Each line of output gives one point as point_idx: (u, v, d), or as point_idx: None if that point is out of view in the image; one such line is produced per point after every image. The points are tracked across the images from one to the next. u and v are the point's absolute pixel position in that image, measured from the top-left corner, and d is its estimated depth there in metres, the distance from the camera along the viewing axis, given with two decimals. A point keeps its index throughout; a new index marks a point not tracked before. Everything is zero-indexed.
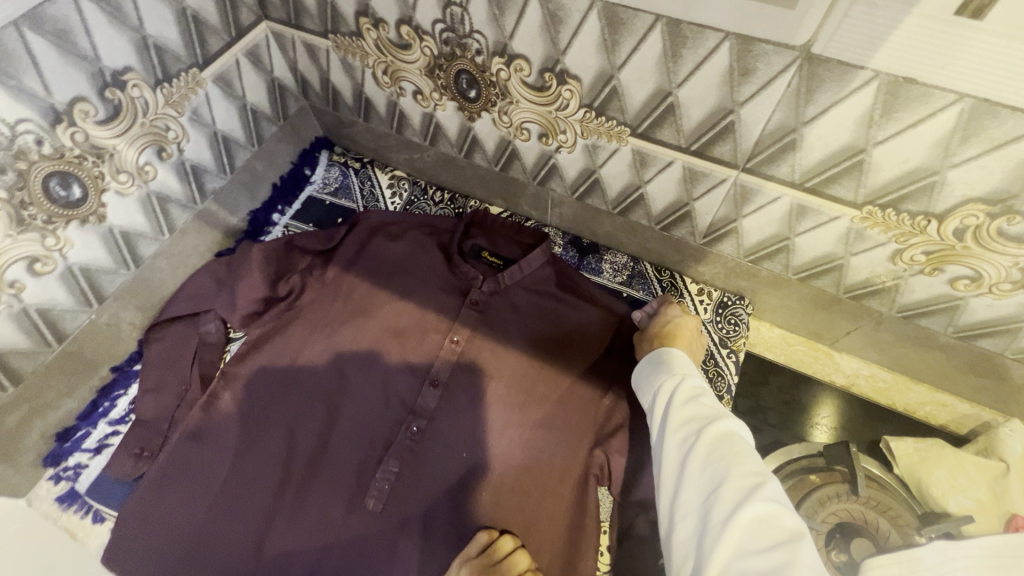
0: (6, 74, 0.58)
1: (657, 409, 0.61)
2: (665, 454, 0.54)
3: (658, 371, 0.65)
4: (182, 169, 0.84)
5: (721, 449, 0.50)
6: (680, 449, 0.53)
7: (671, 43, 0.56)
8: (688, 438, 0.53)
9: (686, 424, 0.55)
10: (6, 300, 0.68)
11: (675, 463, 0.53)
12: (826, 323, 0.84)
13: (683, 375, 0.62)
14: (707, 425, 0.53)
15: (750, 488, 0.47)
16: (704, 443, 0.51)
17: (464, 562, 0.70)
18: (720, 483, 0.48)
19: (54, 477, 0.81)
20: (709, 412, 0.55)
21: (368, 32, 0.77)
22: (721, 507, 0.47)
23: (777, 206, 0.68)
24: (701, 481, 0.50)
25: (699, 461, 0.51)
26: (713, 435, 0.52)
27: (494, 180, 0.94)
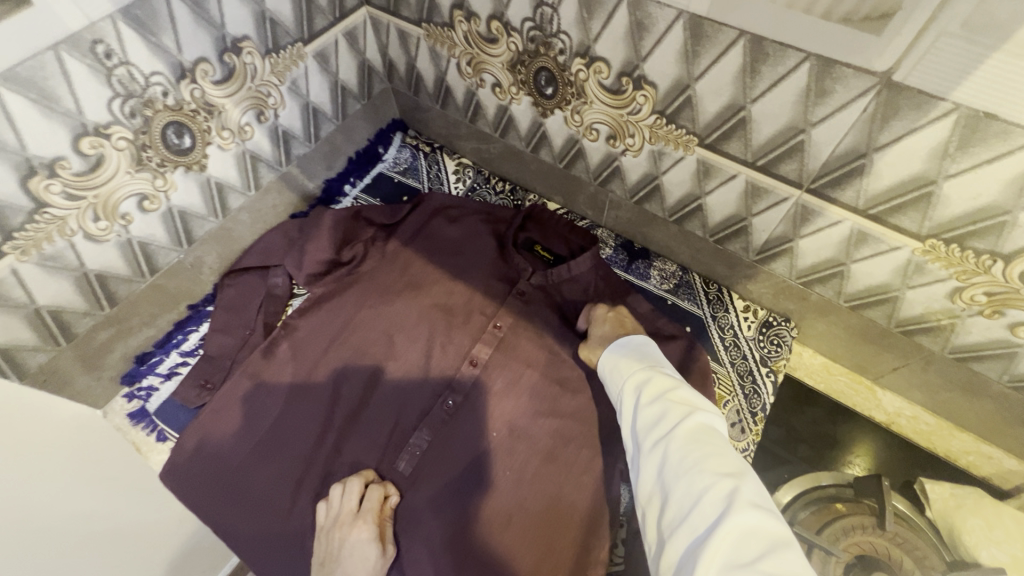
0: (150, 31, 0.67)
1: (630, 408, 0.64)
2: (644, 463, 0.57)
3: (624, 368, 0.68)
4: (275, 133, 0.91)
5: (701, 453, 0.53)
6: (658, 453, 0.56)
7: (751, 59, 0.58)
8: (667, 441, 0.56)
9: (659, 430, 0.58)
10: (117, 230, 0.76)
11: (656, 473, 0.55)
12: (872, 356, 0.83)
13: (650, 371, 0.65)
14: (681, 431, 0.56)
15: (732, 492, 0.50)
16: (679, 452, 0.54)
17: (353, 516, 0.73)
18: (704, 489, 0.50)
19: (129, 395, 0.89)
20: (682, 413, 0.58)
21: (460, 24, 0.82)
22: (707, 515, 0.49)
23: (837, 230, 0.68)
24: (685, 487, 0.52)
25: (680, 467, 0.53)
26: (691, 439, 0.55)
27: (555, 177, 0.98)
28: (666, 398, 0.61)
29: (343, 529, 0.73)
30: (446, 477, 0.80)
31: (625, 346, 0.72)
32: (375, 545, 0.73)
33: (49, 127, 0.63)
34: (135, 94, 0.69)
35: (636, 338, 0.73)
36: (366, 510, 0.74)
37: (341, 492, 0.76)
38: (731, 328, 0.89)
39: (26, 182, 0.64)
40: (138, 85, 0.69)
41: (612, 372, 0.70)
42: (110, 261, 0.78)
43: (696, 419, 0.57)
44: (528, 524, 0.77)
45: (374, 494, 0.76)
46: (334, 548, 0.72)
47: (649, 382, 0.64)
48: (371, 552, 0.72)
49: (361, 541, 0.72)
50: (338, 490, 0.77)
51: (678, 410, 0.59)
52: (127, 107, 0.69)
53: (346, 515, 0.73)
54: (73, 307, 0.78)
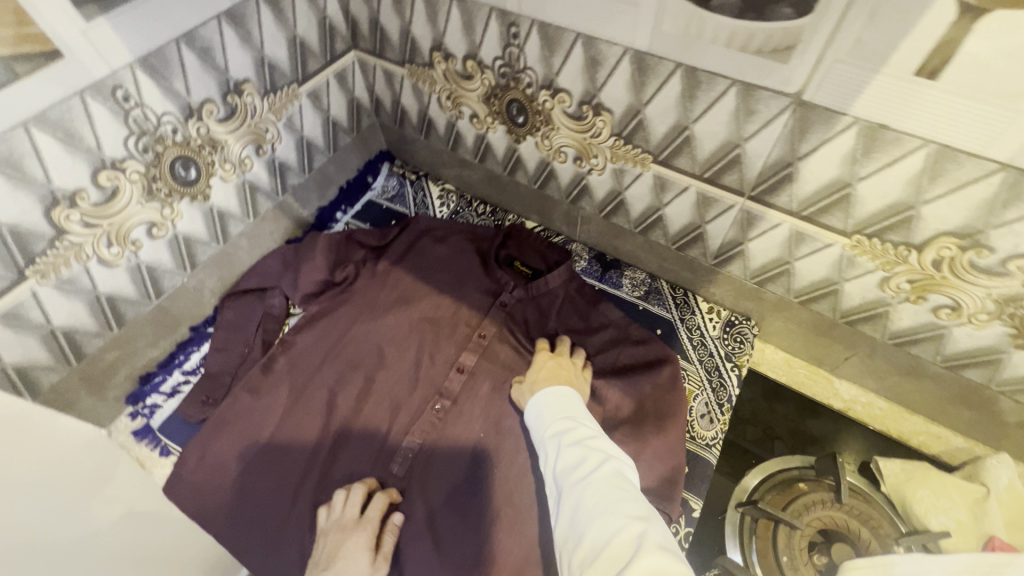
0: (163, 76, 0.75)
1: (554, 458, 0.69)
2: (565, 508, 0.61)
3: (551, 422, 0.73)
4: (272, 165, 1.00)
5: (612, 498, 0.57)
6: (576, 500, 0.60)
7: (688, 86, 0.68)
8: (584, 490, 0.60)
9: (576, 477, 0.63)
10: (128, 255, 0.83)
11: (572, 517, 0.59)
12: (825, 348, 0.91)
13: (572, 423, 0.72)
14: (595, 474, 0.61)
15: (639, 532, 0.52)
16: (591, 495, 0.58)
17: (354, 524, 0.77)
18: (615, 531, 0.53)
19: (133, 414, 0.93)
20: (598, 457, 0.64)
21: (439, 63, 0.92)
22: (616, 555, 0.51)
23: (779, 231, 0.77)
24: (596, 528, 0.55)
25: (591, 509, 0.57)
26: (603, 486, 0.59)
27: (531, 197, 1.07)
28: (585, 445, 0.67)
29: (343, 534, 0.76)
30: (438, 477, 0.85)
31: (552, 399, 0.77)
32: (369, 554, 0.75)
33: (72, 162, 0.70)
34: (148, 131, 0.77)
35: (559, 390, 0.78)
36: (367, 521, 0.78)
37: (342, 500, 0.81)
38: (698, 328, 0.97)
39: (50, 212, 0.71)
40: (151, 123, 0.77)
41: (541, 428, 0.75)
42: (120, 284, 0.84)
43: (610, 466, 0.62)
44: (518, 518, 0.81)
45: (377, 502, 0.80)
46: (330, 552, 0.76)
47: (571, 432, 0.70)
48: (366, 559, 0.75)
49: (358, 548, 0.75)
50: (341, 495, 0.81)
51: (594, 456, 0.64)
52: (141, 143, 0.77)
53: (348, 521, 0.78)
54: (85, 328, 0.83)
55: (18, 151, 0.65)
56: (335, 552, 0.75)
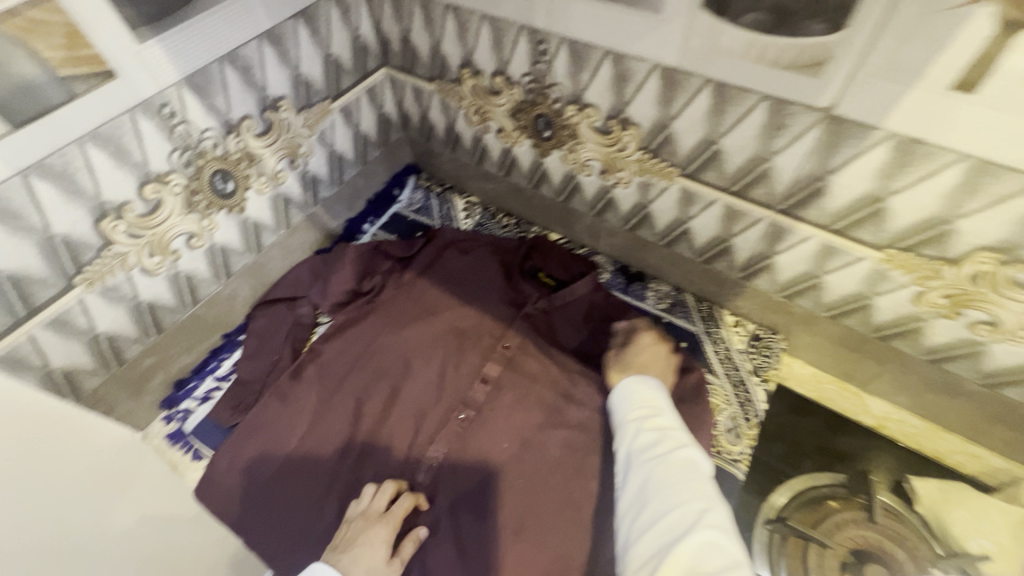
0: (206, 93, 0.78)
1: (628, 432, 0.71)
2: (631, 478, 0.64)
3: (634, 397, 0.74)
4: (304, 178, 1.03)
5: (678, 476, 0.60)
6: (644, 474, 0.63)
7: (717, 101, 0.68)
8: (652, 464, 0.63)
9: (649, 454, 0.65)
10: (168, 265, 0.86)
11: (638, 487, 0.62)
12: (855, 364, 0.89)
13: (652, 404, 0.72)
14: (670, 457, 0.63)
15: (700, 515, 0.56)
16: (663, 474, 0.61)
17: (376, 516, 0.78)
18: (678, 506, 0.57)
19: (167, 418, 0.96)
20: (675, 442, 0.65)
21: (468, 79, 0.94)
22: (674, 528, 0.56)
23: (808, 245, 0.77)
24: (661, 502, 0.59)
25: (660, 486, 0.60)
26: (672, 464, 0.62)
27: (555, 210, 1.08)
28: (663, 428, 0.68)
29: (367, 522, 0.78)
30: (463, 487, 0.85)
31: (640, 382, 0.77)
32: (387, 548, 0.75)
33: (121, 175, 0.74)
34: (191, 146, 0.80)
35: (648, 382, 0.76)
36: (391, 517, 0.78)
37: (373, 493, 0.81)
38: (723, 341, 0.96)
39: (98, 223, 0.74)
40: (193, 139, 0.80)
41: (621, 401, 0.76)
42: (160, 292, 0.87)
43: (685, 450, 0.63)
44: (542, 529, 0.80)
45: (405, 501, 0.80)
46: (350, 538, 0.76)
47: (649, 412, 0.71)
48: (382, 553, 0.74)
49: (376, 541, 0.75)
50: (370, 490, 0.82)
51: (671, 440, 0.65)
52: (183, 158, 0.80)
53: (374, 514, 0.79)
54: (126, 334, 0.86)
55: (72, 166, 0.68)
56: (353, 541, 0.75)
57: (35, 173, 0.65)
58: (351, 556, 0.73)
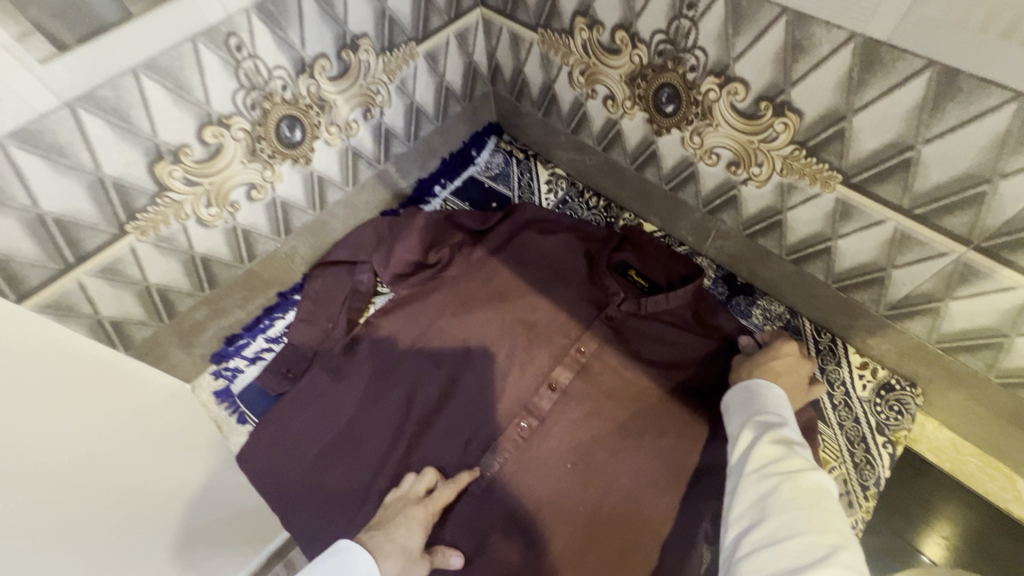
0: (279, 25, 0.67)
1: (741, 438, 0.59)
2: (741, 491, 0.53)
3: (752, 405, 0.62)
4: (378, 130, 0.91)
5: (804, 495, 0.48)
6: (758, 487, 0.51)
7: (935, 94, 0.50)
8: (771, 477, 0.51)
9: (766, 464, 0.53)
10: (225, 218, 0.78)
11: (750, 503, 0.51)
12: (1017, 442, 0.72)
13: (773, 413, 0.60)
14: (794, 471, 0.50)
15: (830, 547, 0.44)
16: (782, 489, 0.49)
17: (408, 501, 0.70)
18: (801, 530, 0.46)
19: (216, 373, 0.91)
20: (801, 455, 0.52)
21: (581, 32, 0.78)
22: (796, 556, 0.45)
23: (1006, 297, 0.59)
24: (778, 524, 0.47)
25: (778, 505, 0.48)
26: (797, 480, 0.49)
27: (657, 197, 0.91)
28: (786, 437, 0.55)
29: (405, 505, 0.70)
30: (517, 506, 0.74)
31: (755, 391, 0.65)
32: (423, 535, 0.67)
33: (179, 115, 0.65)
34: (258, 86, 0.69)
35: (770, 390, 0.64)
36: (429, 504, 0.69)
37: (410, 478, 0.73)
38: (842, 385, 0.80)
39: (153, 166, 0.66)
40: (262, 78, 0.69)
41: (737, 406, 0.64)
42: (215, 246, 0.80)
43: (814, 468, 0.51)
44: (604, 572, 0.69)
45: (447, 489, 0.71)
46: (384, 517, 0.68)
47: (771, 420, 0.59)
48: (416, 541, 0.66)
49: (412, 523, 0.67)
50: (410, 474, 0.74)
51: (797, 453, 0.53)
52: (249, 99, 0.70)
53: (411, 498, 0.71)
54: (179, 287, 0.80)
55: (126, 101, 0.60)
56: (387, 521, 0.67)
57: (84, 105, 0.57)
58: (383, 532, 0.65)
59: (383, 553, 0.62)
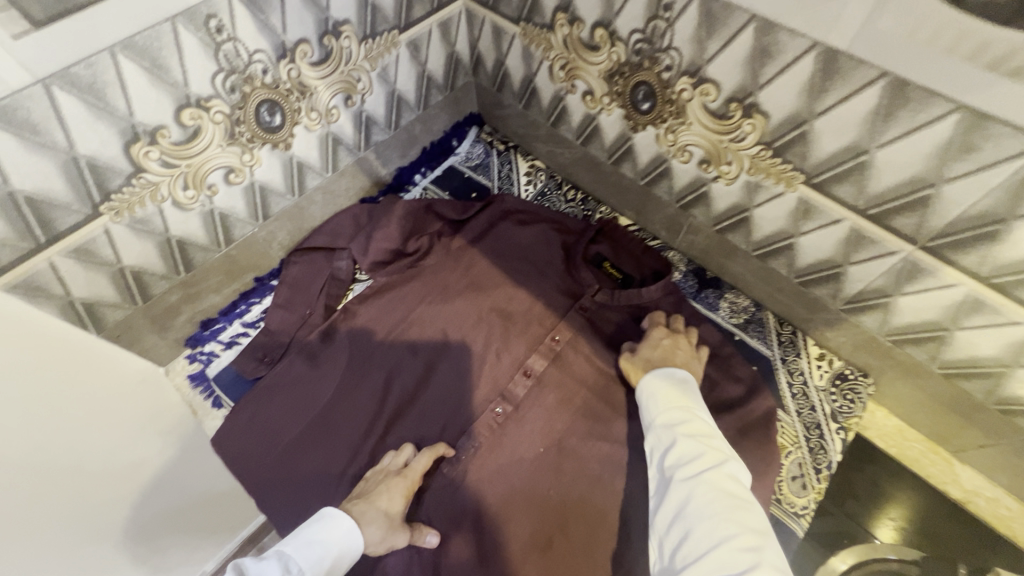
0: (260, 9, 0.66)
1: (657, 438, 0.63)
2: (668, 499, 0.57)
3: (659, 396, 0.66)
4: (359, 117, 0.91)
5: (723, 499, 0.54)
6: (682, 496, 0.56)
7: (888, 101, 0.54)
8: (693, 484, 0.56)
9: (686, 470, 0.58)
10: (203, 200, 0.77)
11: (678, 511, 0.56)
12: (956, 429, 0.78)
13: (679, 404, 0.65)
14: (712, 476, 0.56)
15: (752, 547, 0.50)
16: (705, 498, 0.54)
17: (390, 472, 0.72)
18: (724, 535, 0.51)
19: (190, 357, 0.91)
20: (713, 456, 0.58)
21: (562, 27, 0.80)
22: (721, 558, 0.50)
23: (947, 294, 0.64)
24: (706, 533, 0.52)
25: (702, 513, 0.53)
26: (716, 486, 0.55)
27: (632, 192, 0.94)
28: (697, 437, 0.60)
29: (385, 476, 0.71)
30: (489, 488, 0.76)
31: (667, 375, 0.69)
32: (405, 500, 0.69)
33: (156, 95, 0.64)
34: (237, 70, 0.69)
35: (677, 373, 0.70)
36: (409, 474, 0.71)
37: (390, 454, 0.74)
38: (801, 375, 0.84)
39: (129, 147, 0.65)
40: (241, 61, 0.69)
41: (648, 396, 0.67)
42: (192, 229, 0.80)
43: (728, 467, 0.57)
44: (571, 554, 0.71)
45: (425, 456, 0.73)
46: (365, 490, 0.70)
47: (681, 416, 0.63)
48: (399, 509, 0.67)
49: (394, 492, 0.69)
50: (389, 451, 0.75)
51: (710, 453, 0.58)
52: (228, 82, 0.69)
53: (391, 470, 0.72)
54: (153, 269, 0.80)
55: (101, 80, 0.59)
56: (370, 491, 0.69)
57: (59, 82, 0.56)
58: (366, 501, 0.67)
59: (366, 519, 0.64)
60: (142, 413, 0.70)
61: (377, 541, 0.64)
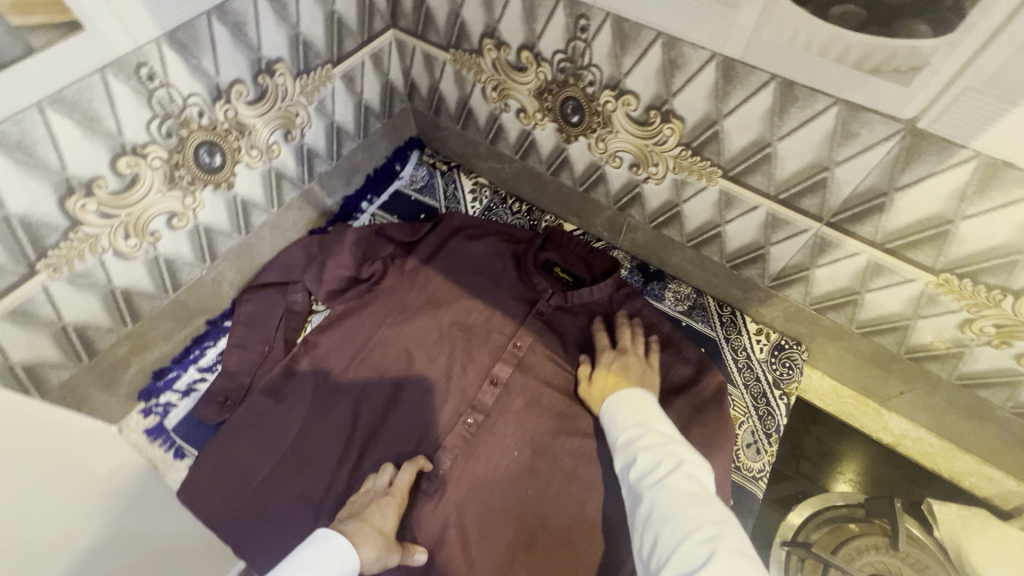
0: (191, 53, 0.67)
1: (622, 454, 0.68)
2: (637, 507, 0.62)
3: (619, 412, 0.72)
4: (300, 151, 0.92)
5: (684, 499, 0.58)
6: (648, 500, 0.60)
7: (781, 100, 0.61)
8: (656, 489, 0.61)
9: (650, 478, 0.62)
10: (145, 248, 0.76)
11: (645, 515, 0.60)
12: (879, 381, 0.87)
13: (638, 418, 0.70)
14: (671, 480, 0.60)
15: (715, 538, 0.54)
16: (667, 499, 0.59)
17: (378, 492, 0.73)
18: (687, 532, 0.55)
19: (145, 411, 0.88)
20: (672, 461, 0.63)
21: (489, 52, 0.85)
22: (686, 551, 0.54)
23: (854, 261, 0.72)
24: (671, 530, 0.56)
25: (666, 513, 0.58)
26: (676, 488, 0.59)
27: (574, 200, 1.00)
28: (655, 446, 0.65)
29: (371, 498, 0.72)
30: (468, 500, 0.77)
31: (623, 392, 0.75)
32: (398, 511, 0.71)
33: (89, 146, 0.63)
34: (172, 114, 0.69)
35: (631, 391, 0.75)
36: (396, 492, 0.72)
37: (372, 477, 0.75)
38: (744, 349, 0.92)
39: (64, 201, 0.64)
40: (176, 105, 0.69)
41: (608, 414, 0.73)
42: (136, 277, 0.78)
43: (685, 468, 0.61)
44: (556, 546, 0.74)
45: (406, 472, 0.75)
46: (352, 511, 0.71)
47: (641, 429, 0.69)
48: (391, 525, 0.69)
49: (386, 509, 0.70)
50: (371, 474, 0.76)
51: (669, 459, 0.63)
52: (165, 127, 0.69)
53: (377, 491, 0.73)
54: (98, 323, 0.77)
55: (30, 135, 0.58)
56: (360, 511, 0.70)
57: None
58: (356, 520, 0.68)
59: (361, 538, 0.65)
60: (98, 476, 0.56)
61: (376, 559, 0.65)
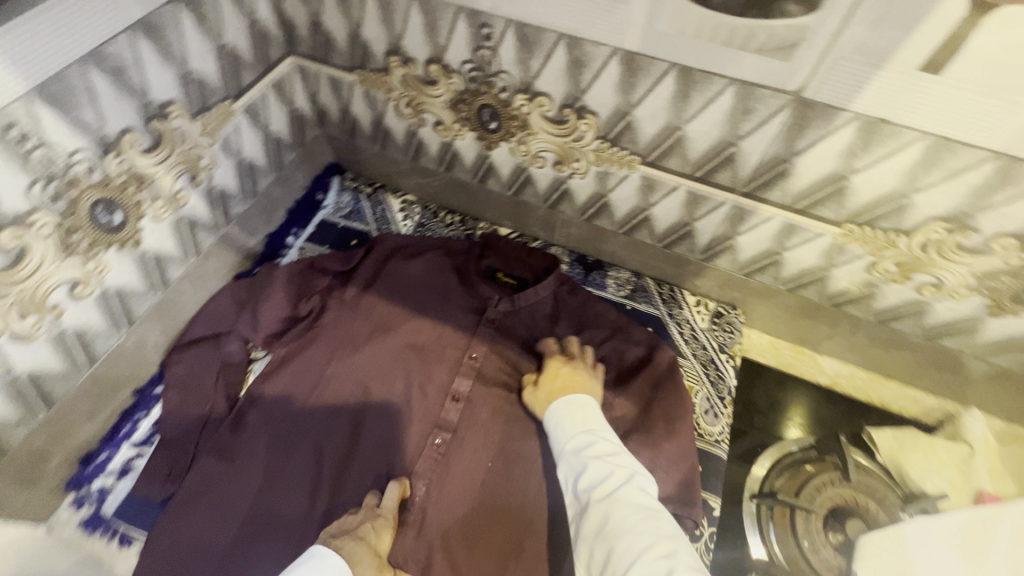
0: (69, 107, 0.61)
1: (571, 466, 0.68)
2: (589, 521, 0.61)
3: (568, 423, 0.73)
4: (210, 195, 0.87)
5: (637, 514, 0.59)
6: (603, 514, 0.60)
7: (682, 86, 0.65)
8: (610, 502, 0.61)
9: (602, 490, 0.63)
10: (47, 325, 0.69)
11: (599, 530, 0.60)
12: (808, 329, 0.95)
13: (588, 431, 0.71)
14: (625, 493, 0.61)
15: (669, 550, 0.55)
16: (622, 513, 0.59)
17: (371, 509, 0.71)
18: (642, 545, 0.55)
19: (77, 502, 0.79)
20: (624, 474, 0.64)
21: (397, 69, 0.84)
22: (642, 564, 0.54)
23: (770, 225, 0.78)
24: (627, 542, 0.56)
25: (621, 526, 0.58)
26: (630, 502, 0.60)
27: (505, 204, 1.01)
28: (606, 459, 0.66)
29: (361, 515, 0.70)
30: (451, 521, 0.75)
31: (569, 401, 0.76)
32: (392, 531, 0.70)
33: None
34: (57, 174, 0.63)
35: (578, 398, 0.76)
36: (386, 512, 0.71)
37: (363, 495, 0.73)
38: (687, 322, 0.96)
39: None
40: (59, 165, 0.63)
41: (556, 425, 0.74)
42: (41, 358, 0.70)
43: (637, 482, 0.63)
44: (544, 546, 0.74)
45: (394, 490, 0.73)
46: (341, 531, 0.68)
47: (591, 441, 0.69)
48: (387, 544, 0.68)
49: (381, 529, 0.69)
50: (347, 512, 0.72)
51: (620, 472, 0.64)
52: (50, 190, 0.63)
53: (367, 510, 0.71)
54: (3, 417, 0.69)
55: None
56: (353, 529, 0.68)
57: None
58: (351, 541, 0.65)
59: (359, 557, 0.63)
60: None
61: None
